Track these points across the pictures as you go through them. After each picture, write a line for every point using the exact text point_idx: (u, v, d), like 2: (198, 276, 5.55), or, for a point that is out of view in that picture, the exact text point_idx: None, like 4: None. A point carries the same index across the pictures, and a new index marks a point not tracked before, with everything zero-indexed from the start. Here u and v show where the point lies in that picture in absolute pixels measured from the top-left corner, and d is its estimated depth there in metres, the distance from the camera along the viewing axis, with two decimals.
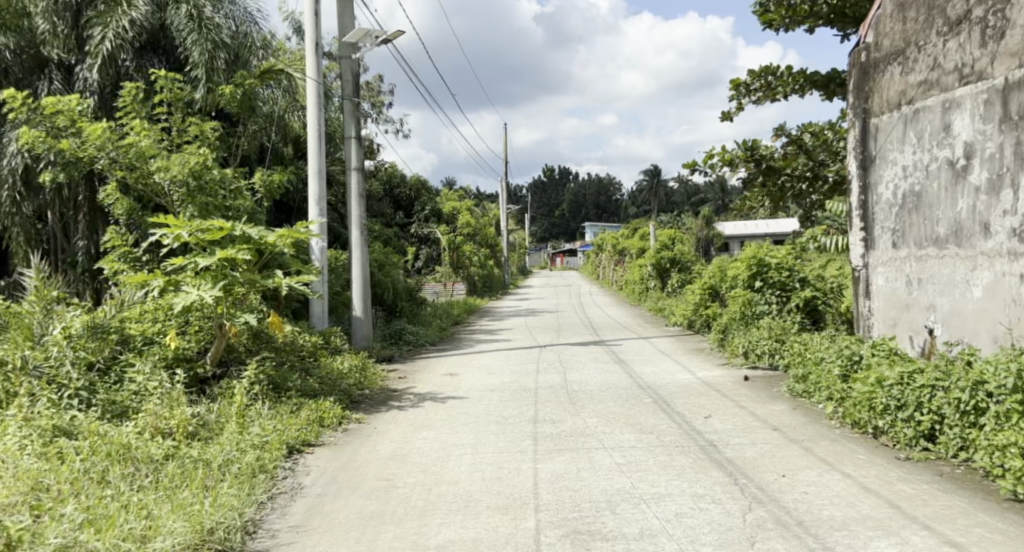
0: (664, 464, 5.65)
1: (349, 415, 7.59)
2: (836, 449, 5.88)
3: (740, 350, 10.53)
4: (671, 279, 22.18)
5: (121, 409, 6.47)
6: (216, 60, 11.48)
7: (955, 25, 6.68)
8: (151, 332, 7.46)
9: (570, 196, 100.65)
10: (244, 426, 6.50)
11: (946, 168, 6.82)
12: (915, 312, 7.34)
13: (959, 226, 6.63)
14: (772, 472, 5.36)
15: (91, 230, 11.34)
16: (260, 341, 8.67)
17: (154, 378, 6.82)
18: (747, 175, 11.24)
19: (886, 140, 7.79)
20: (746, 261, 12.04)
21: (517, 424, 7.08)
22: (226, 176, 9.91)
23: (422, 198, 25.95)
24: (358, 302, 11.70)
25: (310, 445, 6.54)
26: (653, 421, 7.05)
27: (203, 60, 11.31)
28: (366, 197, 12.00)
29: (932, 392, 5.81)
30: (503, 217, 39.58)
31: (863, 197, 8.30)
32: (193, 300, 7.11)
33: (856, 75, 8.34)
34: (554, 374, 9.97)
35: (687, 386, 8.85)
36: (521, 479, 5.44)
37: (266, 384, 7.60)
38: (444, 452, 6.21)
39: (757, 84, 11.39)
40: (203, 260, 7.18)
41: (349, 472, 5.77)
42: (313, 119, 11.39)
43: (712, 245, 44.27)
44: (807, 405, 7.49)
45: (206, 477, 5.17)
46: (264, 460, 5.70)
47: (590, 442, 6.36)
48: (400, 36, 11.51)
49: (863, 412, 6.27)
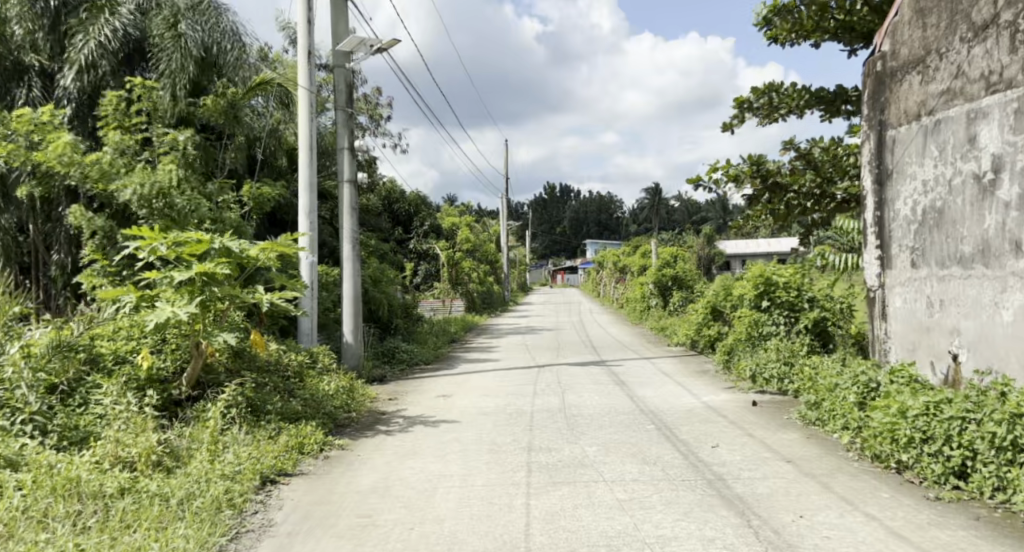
0: (670, 502, 5.16)
1: (332, 441, 7.09)
2: (857, 485, 5.39)
3: (748, 373, 10.03)
4: (673, 298, 21.74)
5: (81, 435, 6.06)
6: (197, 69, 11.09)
7: (981, 30, 6.27)
8: (123, 350, 6.97)
9: (571, 213, 100.35)
10: (216, 454, 6.05)
11: (971, 182, 6.38)
12: (936, 335, 6.87)
13: (987, 245, 6.19)
14: (788, 512, 4.88)
15: (71, 244, 10.85)
16: (242, 360, 8.10)
17: (121, 400, 6.35)
18: (753, 192, 10.85)
19: (904, 153, 7.34)
20: (753, 280, 11.52)
21: (511, 453, 6.60)
22: (196, 200, 9.55)
23: (422, 214, 25.50)
24: (349, 321, 11.21)
25: (286, 475, 6.04)
26: (656, 451, 6.55)
27: (171, 70, 10.88)
28: (359, 210, 11.55)
29: (962, 425, 5.31)
30: (503, 234, 39.02)
31: (878, 213, 7.85)
32: (168, 317, 6.59)
33: (871, 84, 7.90)
34: (552, 396, 9.48)
35: (692, 411, 8.36)
36: (513, 517, 4.97)
37: (243, 406, 7.10)
38: (431, 485, 5.72)
39: (760, 102, 10.91)
40: (180, 275, 6.68)
41: (326, 507, 5.29)
42: (305, 129, 10.97)
43: (713, 262, 44.00)
44: (821, 435, 7.03)
45: (162, 516, 4.73)
46: (233, 494, 5.25)
47: (590, 474, 5.86)
48: (395, 43, 11.13)
49: (885, 445, 5.79)
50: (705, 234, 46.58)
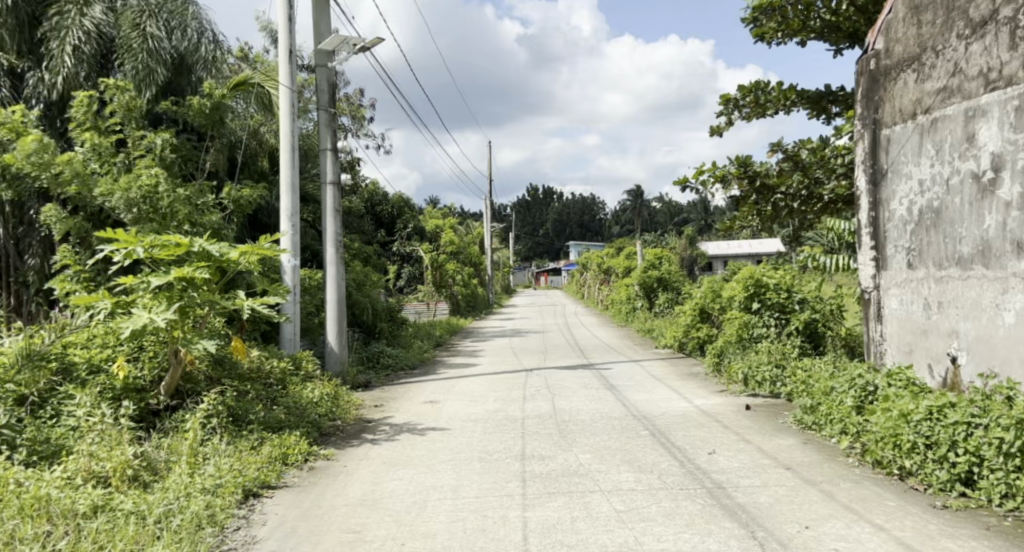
0: (670, 513, 4.98)
1: (316, 450, 6.85)
2: (860, 493, 5.24)
3: (739, 377, 9.76)
4: (659, 299, 21.66)
5: (52, 449, 5.79)
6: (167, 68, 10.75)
7: (979, 27, 6.17)
8: (97, 359, 6.72)
9: (554, 215, 100.33)
10: (196, 466, 5.79)
11: (970, 182, 6.28)
12: (934, 337, 6.76)
13: (986, 245, 6.08)
14: (793, 523, 4.72)
15: (44, 248, 10.51)
16: (223, 368, 7.86)
17: (94, 412, 6.08)
18: (740, 193, 10.65)
19: (899, 152, 7.21)
20: (742, 282, 11.39)
21: (503, 461, 6.40)
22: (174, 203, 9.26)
23: (405, 216, 25.35)
24: (333, 326, 10.96)
25: (270, 488, 5.79)
26: (652, 458, 6.38)
27: (145, 67, 10.62)
28: (342, 212, 11.29)
29: (968, 431, 5.18)
30: (486, 236, 38.80)
31: (873, 214, 7.72)
32: (144, 324, 6.33)
33: (864, 83, 7.77)
34: (543, 401, 9.31)
35: (686, 415, 8.20)
36: (508, 531, 4.77)
37: (224, 416, 6.83)
38: (421, 497, 5.51)
39: (747, 99, 10.79)
40: (155, 280, 6.42)
41: (312, 521, 5.06)
42: (286, 130, 10.70)
43: (695, 264, 44.24)
44: (818, 440, 6.89)
45: (139, 536, 4.48)
46: (214, 510, 5.01)
47: (586, 484, 5.66)
48: (379, 42, 10.91)
49: (888, 451, 5.66)
50: (687, 235, 46.70)
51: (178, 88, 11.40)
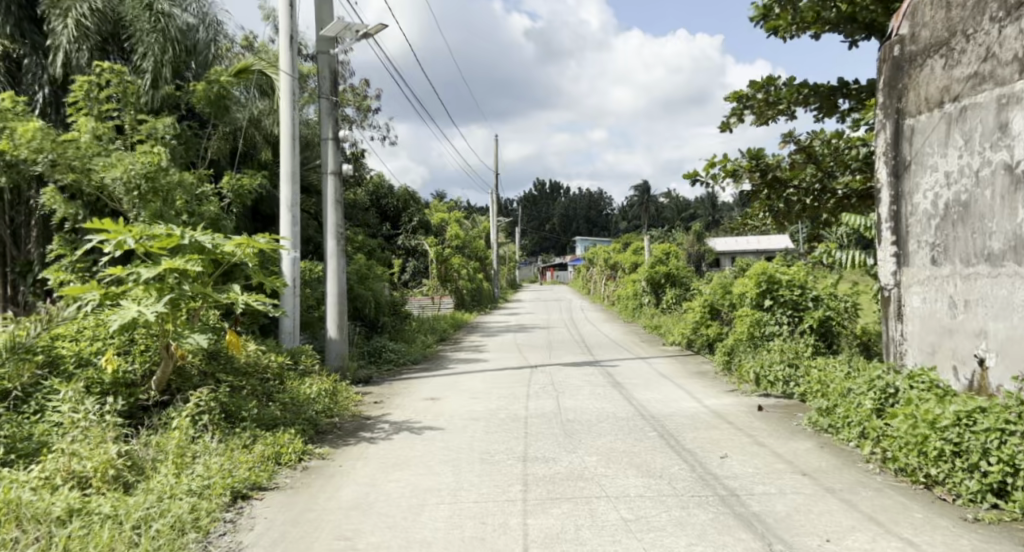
0: (680, 522, 4.68)
1: (311, 449, 6.56)
2: (883, 504, 4.93)
3: (751, 375, 9.43)
4: (666, 296, 21.34)
5: (32, 447, 5.53)
6: (164, 53, 10.47)
7: (1015, 9, 5.85)
8: (86, 352, 6.46)
9: (561, 210, 99.87)
10: (184, 466, 5.52)
11: (1002, 173, 5.95)
12: (960, 338, 6.42)
13: (1019, 240, 5.77)
14: (813, 536, 4.40)
15: (43, 238, 10.31)
16: (218, 362, 7.61)
17: (79, 408, 5.79)
18: (751, 187, 10.19)
19: (924, 143, 6.85)
20: (754, 277, 10.98)
21: (506, 464, 6.10)
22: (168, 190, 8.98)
23: (410, 210, 24.56)
24: (331, 320, 10.67)
25: (261, 489, 5.51)
26: (661, 462, 6.06)
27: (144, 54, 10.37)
28: (343, 203, 10.98)
29: (1002, 438, 4.86)
30: (492, 231, 38.42)
31: (894, 207, 7.35)
32: (132, 317, 6.03)
33: (888, 70, 7.39)
34: (547, 399, 8.99)
35: (696, 416, 7.87)
36: (507, 540, 4.47)
37: (216, 412, 6.55)
38: (419, 501, 5.23)
39: (761, 93, 10.41)
40: (145, 272, 6.13)
41: (303, 526, 4.78)
42: (286, 117, 10.39)
43: (703, 259, 43.95)
44: (835, 444, 6.57)
45: (114, 542, 4.21)
46: (199, 514, 4.74)
47: (591, 489, 5.37)
48: (382, 29, 10.59)
49: (913, 458, 5.32)
50: (695, 231, 46.61)
51: (177, 74, 11.13)
